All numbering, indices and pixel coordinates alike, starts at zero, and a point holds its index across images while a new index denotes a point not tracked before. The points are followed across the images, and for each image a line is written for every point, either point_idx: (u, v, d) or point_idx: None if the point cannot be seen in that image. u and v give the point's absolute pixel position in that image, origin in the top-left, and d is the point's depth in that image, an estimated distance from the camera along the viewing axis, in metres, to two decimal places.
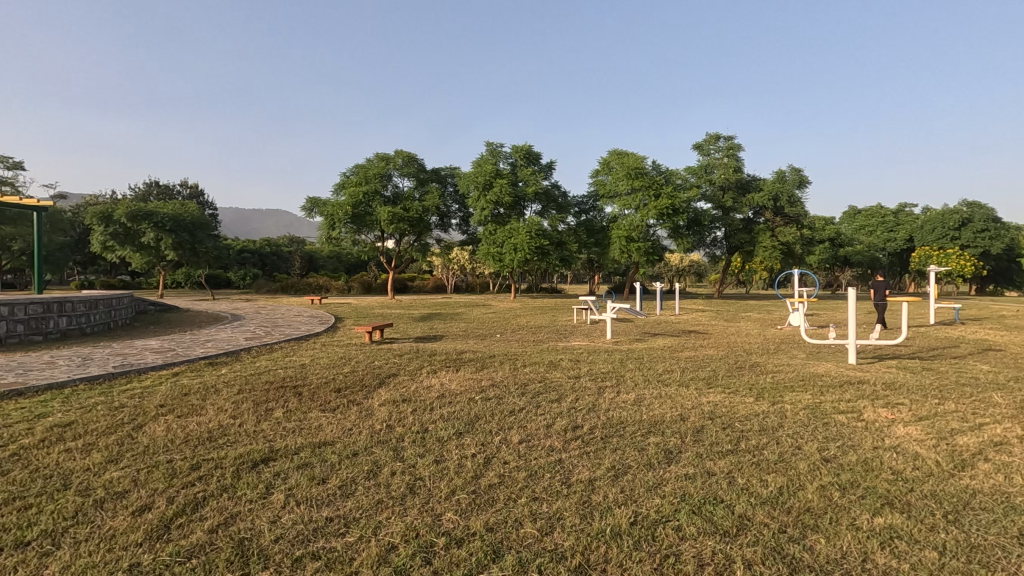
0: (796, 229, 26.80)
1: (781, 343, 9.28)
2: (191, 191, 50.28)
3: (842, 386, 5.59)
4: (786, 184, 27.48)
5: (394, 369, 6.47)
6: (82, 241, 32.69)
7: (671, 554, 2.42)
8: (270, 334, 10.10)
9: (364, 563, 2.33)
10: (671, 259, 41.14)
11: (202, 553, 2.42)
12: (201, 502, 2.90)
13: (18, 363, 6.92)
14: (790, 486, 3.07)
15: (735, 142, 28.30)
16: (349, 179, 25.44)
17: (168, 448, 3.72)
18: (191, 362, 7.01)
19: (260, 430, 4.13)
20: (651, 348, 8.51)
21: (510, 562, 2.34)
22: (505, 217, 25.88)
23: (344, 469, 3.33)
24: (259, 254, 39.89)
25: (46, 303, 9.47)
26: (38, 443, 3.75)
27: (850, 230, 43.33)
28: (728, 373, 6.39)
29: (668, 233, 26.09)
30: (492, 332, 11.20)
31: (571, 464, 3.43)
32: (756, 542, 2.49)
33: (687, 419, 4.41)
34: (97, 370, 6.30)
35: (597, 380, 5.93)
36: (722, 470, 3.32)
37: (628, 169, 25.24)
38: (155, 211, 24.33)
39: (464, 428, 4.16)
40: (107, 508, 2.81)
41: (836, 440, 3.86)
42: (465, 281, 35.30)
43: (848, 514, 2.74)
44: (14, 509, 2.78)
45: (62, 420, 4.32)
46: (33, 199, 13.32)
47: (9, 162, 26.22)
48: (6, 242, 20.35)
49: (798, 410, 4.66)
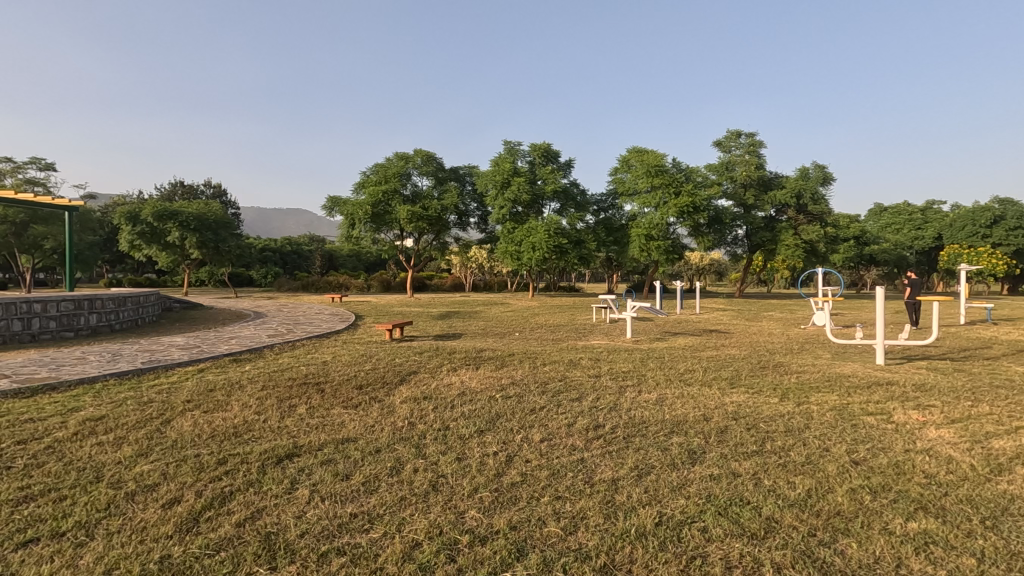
0: (820, 228, 26.28)
1: (805, 343, 9.12)
2: (215, 191, 51.20)
3: (870, 387, 5.47)
4: (810, 182, 26.86)
5: (415, 367, 6.50)
6: (110, 240, 33.49)
7: (698, 555, 2.39)
8: (292, 331, 10.24)
9: (389, 560, 2.34)
10: (691, 258, 40.58)
11: (230, 546, 2.46)
12: (228, 496, 2.95)
13: (51, 358, 7.13)
14: (819, 488, 3.02)
15: (756, 139, 27.87)
16: (369, 178, 25.61)
17: (196, 443, 3.79)
18: (216, 359, 7.14)
19: (284, 426, 4.18)
20: (672, 348, 8.38)
21: (534, 561, 2.33)
22: (524, 216, 25.85)
23: (366, 465, 3.36)
24: (280, 253, 40.43)
25: (77, 300, 9.73)
26: (71, 436, 3.85)
27: (876, 228, 42.35)
28: (752, 373, 6.29)
29: (688, 232, 25.89)
30: (511, 331, 11.18)
31: (594, 463, 3.40)
32: (785, 544, 2.45)
33: (711, 419, 4.34)
34: (125, 366, 6.43)
35: (618, 380, 5.87)
36: (748, 471, 3.27)
37: (647, 166, 24.99)
38: (180, 211, 24.79)
39: (485, 427, 4.15)
40: (137, 501, 2.87)
41: (866, 442, 3.77)
42: (483, 280, 35.28)
43: (880, 518, 2.67)
44: (50, 500, 2.86)
45: (94, 413, 4.43)
46: (65, 200, 13.71)
47: (41, 164, 26.93)
48: (39, 241, 20.95)
49: (825, 411, 4.59)
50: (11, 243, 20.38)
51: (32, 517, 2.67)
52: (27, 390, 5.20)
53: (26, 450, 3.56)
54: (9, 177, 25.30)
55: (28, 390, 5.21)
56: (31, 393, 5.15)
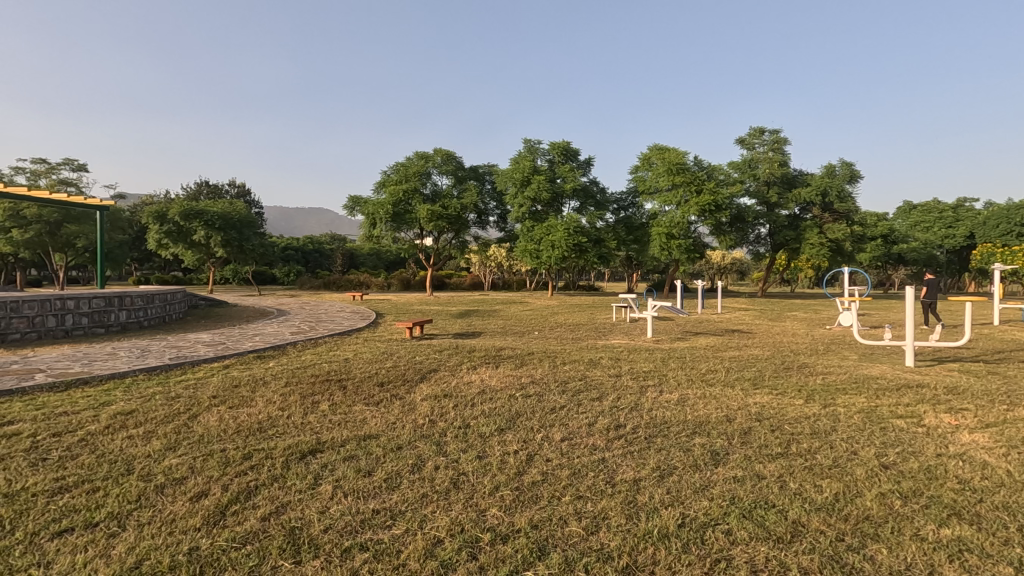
0: (846, 226, 25.75)
1: (830, 343, 8.97)
2: (239, 190, 52.21)
3: (899, 390, 5.31)
4: (837, 179, 26.32)
5: (435, 365, 6.53)
6: (139, 239, 34.37)
7: (722, 558, 2.35)
8: (314, 329, 10.39)
9: (411, 556, 2.36)
10: (712, 257, 40.02)
11: (256, 540, 2.49)
12: (253, 490, 3.00)
13: (84, 353, 7.32)
14: (847, 492, 2.95)
15: (781, 136, 27.40)
16: (389, 178, 25.85)
17: (222, 437, 3.86)
18: (241, 355, 7.29)
19: (307, 422, 4.23)
20: (693, 348, 8.27)
21: (556, 560, 2.32)
22: (543, 214, 25.82)
23: (388, 462, 3.38)
24: (302, 252, 41.06)
25: (108, 297, 9.99)
26: (103, 430, 3.96)
27: (905, 227, 41.17)
28: (776, 373, 6.19)
29: (710, 230, 25.61)
30: (530, 330, 11.15)
31: (615, 464, 3.38)
32: (813, 549, 2.40)
33: (733, 420, 4.29)
34: (154, 361, 6.59)
35: (639, 380, 5.82)
36: (772, 473, 3.21)
37: (668, 164, 24.71)
38: (205, 210, 25.27)
39: (506, 425, 4.17)
40: (166, 494, 2.94)
41: (896, 446, 3.67)
42: (502, 279, 35.26)
43: (912, 524, 2.60)
44: (83, 491, 2.94)
45: (125, 408, 4.55)
46: (96, 201, 14.10)
47: (74, 164, 27.62)
48: (71, 240, 21.49)
49: (852, 414, 4.49)
50: (46, 241, 21.01)
51: (67, 507, 2.75)
52: (61, 384, 5.37)
53: (60, 443, 3.67)
54: (44, 178, 26.09)
55: (63, 385, 5.38)
56: (64, 387, 5.31)
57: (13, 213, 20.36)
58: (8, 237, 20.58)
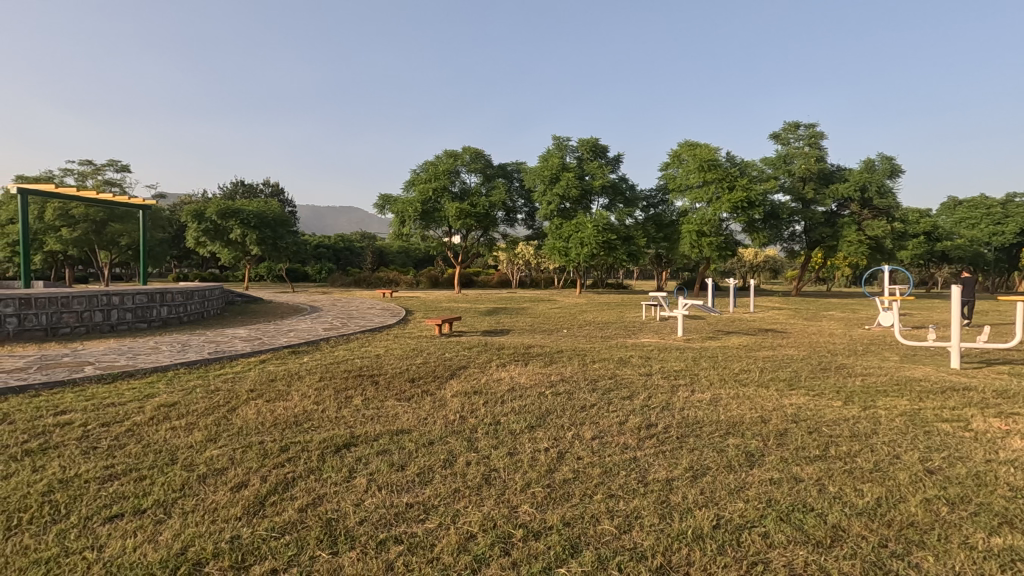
0: (886, 223, 24.88)
1: (869, 343, 8.73)
2: (273, 190, 53.54)
3: (944, 392, 5.12)
4: (877, 174, 25.43)
5: (464, 362, 6.58)
6: (178, 237, 35.58)
7: (759, 561, 2.31)
8: (346, 325, 10.61)
9: (445, 550, 2.38)
10: (744, 255, 39.14)
11: (294, 530, 2.56)
12: (291, 481, 3.08)
13: (129, 347, 7.63)
14: (889, 497, 2.86)
15: (817, 130, 26.63)
16: (419, 175, 26.16)
17: (260, 430, 3.97)
18: (276, 350, 7.48)
19: (341, 416, 4.32)
20: (725, 347, 8.14)
21: (589, 558, 2.32)
22: (572, 212, 25.66)
23: (420, 457, 3.43)
24: (333, 250, 41.90)
25: (149, 293, 10.34)
26: (148, 420, 4.12)
27: (949, 223, 39.43)
28: (813, 373, 6.05)
29: (742, 227, 25.10)
30: (559, 327, 11.13)
31: (647, 463, 3.35)
32: (854, 554, 2.34)
33: (769, 421, 4.21)
34: (194, 355, 6.82)
35: (669, 378, 5.78)
36: (810, 477, 3.13)
37: (699, 161, 24.29)
38: (241, 210, 25.98)
39: (536, 422, 4.17)
40: (208, 483, 3.03)
41: (940, 450, 3.54)
42: (529, 277, 35.32)
43: (959, 531, 2.51)
44: (132, 478, 3.07)
45: (168, 400, 4.71)
46: (138, 201, 14.65)
47: (118, 165, 28.61)
48: (116, 238, 22.39)
49: (893, 416, 4.34)
50: (92, 239, 21.91)
51: (116, 494, 2.88)
52: (108, 376, 5.62)
53: (109, 432, 3.84)
54: (90, 178, 27.11)
55: (109, 376, 5.62)
56: (111, 379, 5.56)
57: (63, 213, 21.21)
58: (56, 236, 21.46)
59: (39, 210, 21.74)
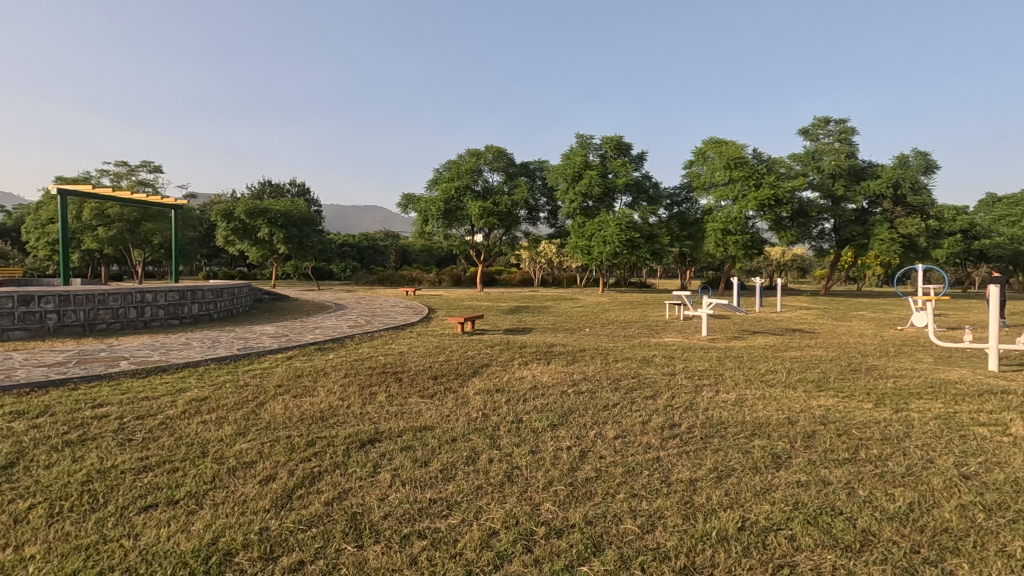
0: (920, 220, 24.11)
1: (902, 344, 8.51)
2: (300, 190, 54.41)
3: (981, 395, 4.96)
4: (910, 170, 24.74)
5: (486, 360, 6.60)
6: (208, 237, 36.45)
7: (785, 564, 2.28)
8: (370, 322, 10.73)
9: (468, 545, 2.41)
10: (771, 254, 38.42)
11: (320, 523, 2.61)
12: (317, 476, 3.13)
13: (162, 343, 7.86)
14: (923, 502, 2.78)
15: (848, 126, 25.97)
16: (442, 175, 26.33)
17: (287, 425, 4.05)
18: (303, 346, 7.63)
19: (366, 412, 4.38)
20: (751, 347, 8.03)
21: (611, 557, 2.32)
22: (594, 210, 25.52)
23: (443, 453, 3.47)
24: (358, 249, 42.44)
25: (181, 291, 10.62)
26: (180, 414, 4.24)
27: (987, 220, 38.13)
28: (842, 375, 5.92)
29: (769, 225, 24.63)
30: (582, 326, 11.10)
31: (670, 463, 3.32)
32: (886, 559, 2.29)
33: (796, 422, 4.14)
34: (224, 351, 7.00)
35: (693, 378, 5.72)
36: (839, 480, 3.06)
37: (726, 158, 23.90)
38: (268, 209, 26.47)
39: (558, 420, 4.17)
40: (237, 476, 3.11)
41: (977, 455, 3.42)
42: (551, 275, 35.24)
43: (997, 539, 2.43)
44: (165, 470, 3.17)
45: (200, 394, 4.85)
46: (171, 201, 15.05)
47: (151, 165, 29.43)
48: (149, 237, 23.04)
49: (927, 420, 4.21)
50: (127, 238, 22.57)
51: (150, 485, 2.97)
52: (143, 370, 5.80)
53: (144, 425, 3.96)
54: (125, 179, 27.97)
55: (143, 371, 5.79)
56: (146, 373, 5.74)
57: (99, 213, 21.91)
58: (93, 235, 22.20)
59: (76, 210, 22.50)
